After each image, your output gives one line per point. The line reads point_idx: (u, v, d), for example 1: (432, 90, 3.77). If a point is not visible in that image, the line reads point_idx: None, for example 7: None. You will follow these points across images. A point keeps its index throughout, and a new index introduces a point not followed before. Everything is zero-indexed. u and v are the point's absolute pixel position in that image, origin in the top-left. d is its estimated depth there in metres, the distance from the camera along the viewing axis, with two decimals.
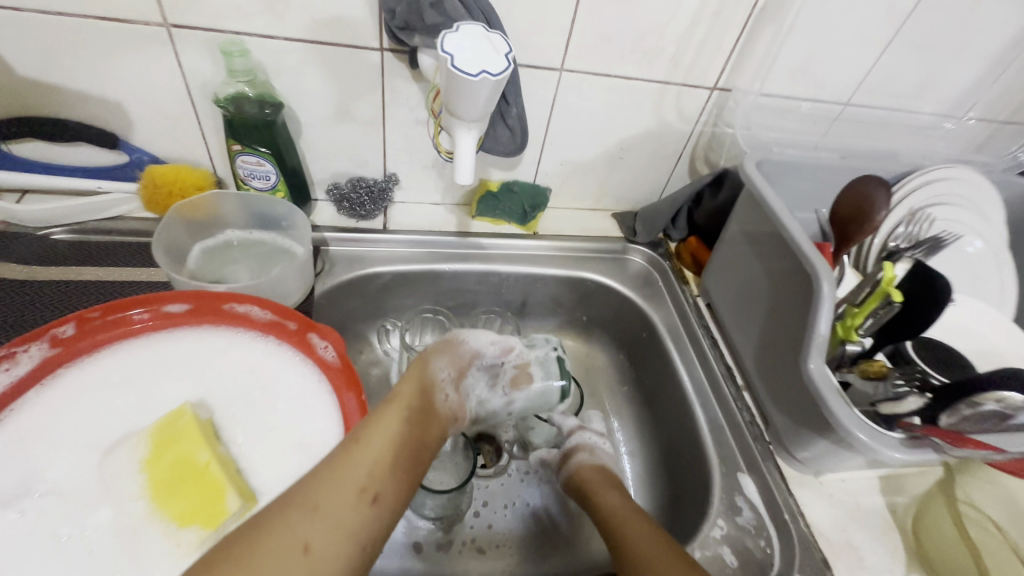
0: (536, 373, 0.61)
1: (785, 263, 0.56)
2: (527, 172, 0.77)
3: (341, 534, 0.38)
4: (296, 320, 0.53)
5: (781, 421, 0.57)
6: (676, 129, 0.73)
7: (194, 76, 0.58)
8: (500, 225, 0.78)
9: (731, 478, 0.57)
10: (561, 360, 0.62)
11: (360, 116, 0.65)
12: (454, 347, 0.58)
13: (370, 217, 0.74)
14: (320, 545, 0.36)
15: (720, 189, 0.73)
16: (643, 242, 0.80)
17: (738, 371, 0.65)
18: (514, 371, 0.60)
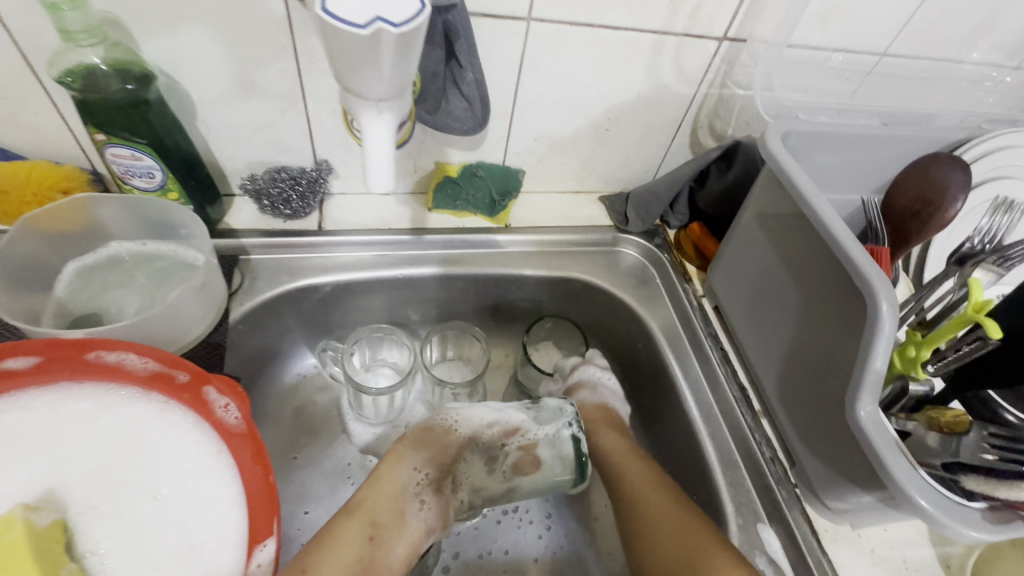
0: (545, 455, 0.50)
1: (825, 270, 0.43)
2: (493, 152, 0.62)
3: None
4: (185, 369, 0.40)
5: (812, 463, 0.46)
6: (675, 93, 0.59)
7: (27, 40, 0.43)
8: (464, 217, 0.64)
9: (749, 531, 0.47)
10: (577, 442, 0.50)
11: (271, 88, 0.50)
12: (435, 437, 0.48)
13: (301, 216, 0.59)
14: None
15: (731, 166, 0.60)
16: (637, 231, 0.67)
17: (753, 392, 0.54)
18: (517, 454, 0.49)
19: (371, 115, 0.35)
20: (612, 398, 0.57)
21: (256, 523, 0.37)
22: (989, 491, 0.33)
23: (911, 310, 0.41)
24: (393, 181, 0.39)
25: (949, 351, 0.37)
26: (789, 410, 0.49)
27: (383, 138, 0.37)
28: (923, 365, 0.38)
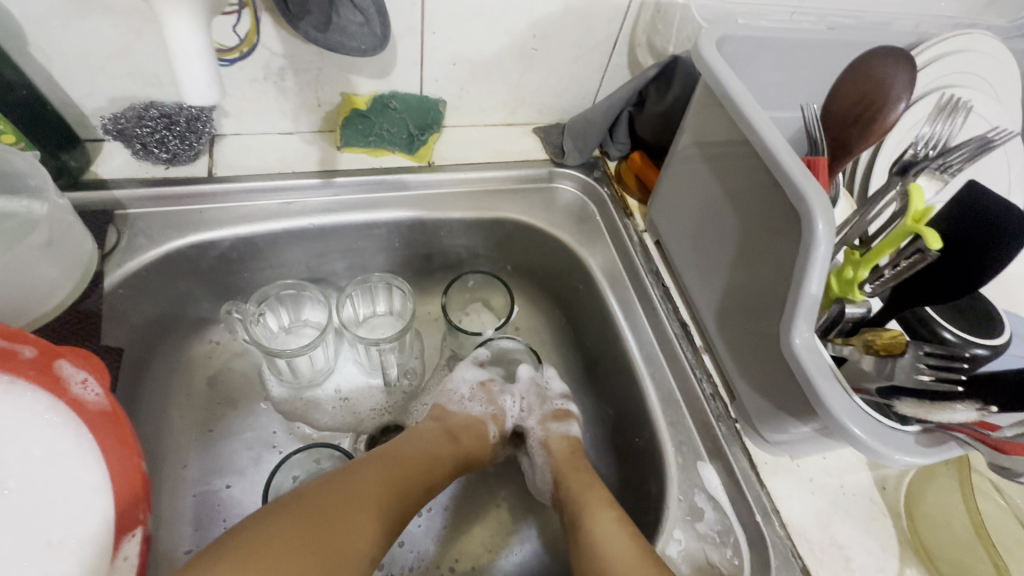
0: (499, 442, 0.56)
1: (758, 191, 0.40)
2: (408, 79, 0.55)
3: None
4: (31, 344, 0.34)
5: (750, 395, 0.44)
6: (606, 3, 0.53)
7: None
8: (381, 157, 0.58)
9: (689, 471, 0.45)
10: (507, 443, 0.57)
11: (113, 2, 0.41)
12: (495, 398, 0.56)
13: (187, 162, 0.52)
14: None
15: (668, 87, 0.54)
16: (574, 164, 0.62)
17: (693, 327, 0.51)
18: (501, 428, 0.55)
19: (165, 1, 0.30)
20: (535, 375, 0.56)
21: (122, 512, 0.33)
22: (924, 414, 0.31)
23: (851, 230, 0.38)
24: (217, 95, 0.34)
25: (888, 268, 0.34)
26: (730, 344, 0.46)
27: (194, 34, 0.32)
28: (860, 286, 0.36)
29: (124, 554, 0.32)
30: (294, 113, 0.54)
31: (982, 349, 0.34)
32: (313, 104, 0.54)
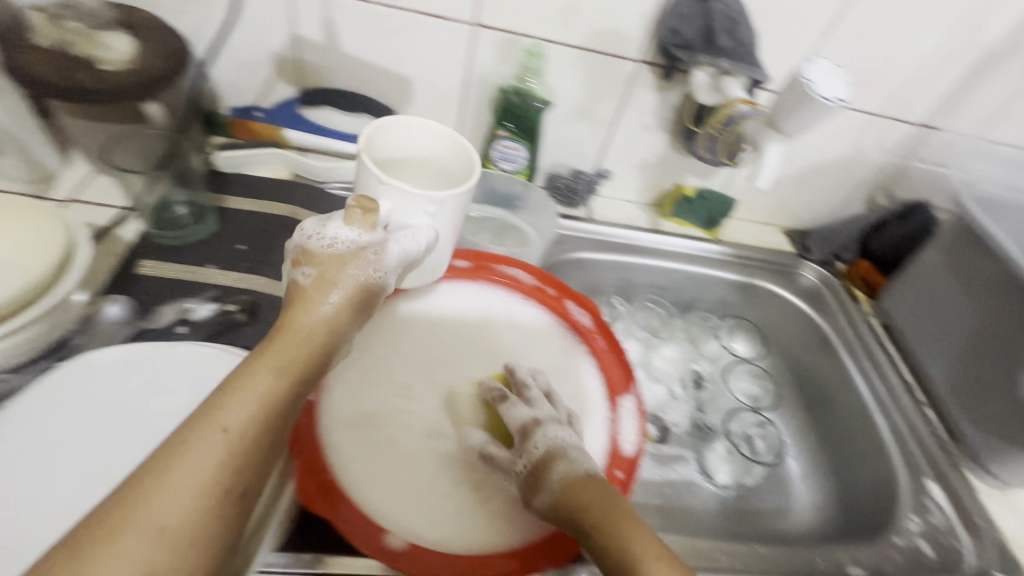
0: (755, 442, 0.74)
1: (1006, 301, 0.60)
2: (719, 181, 0.83)
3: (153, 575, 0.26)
4: (556, 287, 0.62)
5: (973, 435, 0.63)
6: (869, 159, 0.79)
7: (478, 67, 0.67)
8: (686, 228, 0.85)
9: (918, 482, 0.62)
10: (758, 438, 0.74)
11: (597, 115, 0.73)
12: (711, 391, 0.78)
13: (576, 206, 0.82)
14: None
15: (907, 219, 0.78)
16: (816, 259, 0.85)
17: (917, 387, 0.71)
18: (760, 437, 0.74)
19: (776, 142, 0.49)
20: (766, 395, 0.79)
21: (615, 382, 0.56)
22: None
23: None
24: (770, 181, 0.50)
25: None
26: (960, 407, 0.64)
27: (773, 156, 0.50)
28: None
29: (626, 406, 0.54)
30: (641, 190, 0.83)
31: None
32: (655, 187, 0.83)
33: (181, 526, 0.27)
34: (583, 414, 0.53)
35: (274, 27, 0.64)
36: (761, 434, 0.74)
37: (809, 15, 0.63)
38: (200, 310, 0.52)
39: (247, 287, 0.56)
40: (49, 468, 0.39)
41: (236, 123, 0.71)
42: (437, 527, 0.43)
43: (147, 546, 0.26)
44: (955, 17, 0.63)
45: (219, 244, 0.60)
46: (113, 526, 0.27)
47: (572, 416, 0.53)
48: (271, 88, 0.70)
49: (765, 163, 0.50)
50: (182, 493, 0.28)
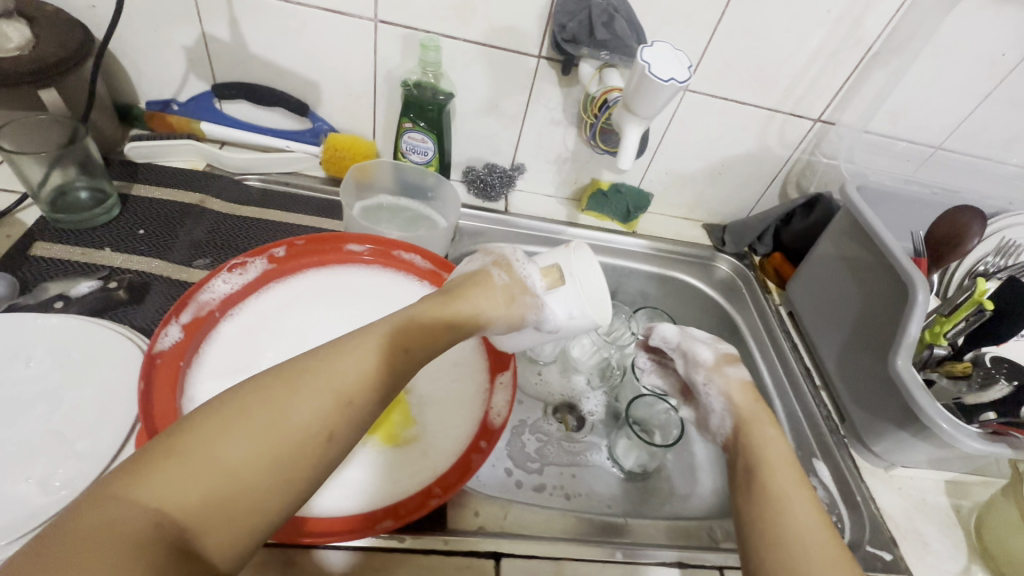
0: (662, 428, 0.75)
1: (882, 283, 0.62)
2: (634, 176, 0.86)
3: (223, 481, 0.30)
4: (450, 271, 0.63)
5: (859, 416, 0.64)
6: (775, 154, 0.82)
7: (384, 63, 0.70)
8: (604, 221, 0.87)
9: (806, 463, 0.63)
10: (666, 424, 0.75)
11: (506, 110, 0.76)
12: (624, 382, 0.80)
13: (494, 199, 0.84)
14: (123, 536, 0.27)
15: (812, 211, 0.80)
16: (731, 252, 0.87)
17: (816, 372, 0.72)
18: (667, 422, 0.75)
19: (632, 125, 0.51)
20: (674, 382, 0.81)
21: (498, 357, 0.56)
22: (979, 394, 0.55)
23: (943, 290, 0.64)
24: (630, 162, 0.53)
25: (966, 322, 0.57)
26: (849, 388, 0.66)
27: (633, 138, 0.52)
28: (944, 336, 0.58)
29: (503, 382, 0.54)
30: (559, 184, 0.86)
31: (1009, 377, 0.55)
32: (572, 181, 0.86)
33: (263, 438, 0.32)
34: (462, 390, 0.54)
35: (182, 22, 0.66)
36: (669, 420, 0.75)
37: (694, 13, 0.66)
38: (81, 288, 0.54)
39: (138, 268, 0.59)
40: None
41: (153, 116, 0.73)
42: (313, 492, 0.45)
43: (234, 451, 0.31)
44: (835, 15, 0.66)
45: (121, 229, 0.62)
46: (213, 430, 0.31)
47: (450, 392, 0.54)
48: (186, 82, 0.72)
49: (625, 144, 0.52)
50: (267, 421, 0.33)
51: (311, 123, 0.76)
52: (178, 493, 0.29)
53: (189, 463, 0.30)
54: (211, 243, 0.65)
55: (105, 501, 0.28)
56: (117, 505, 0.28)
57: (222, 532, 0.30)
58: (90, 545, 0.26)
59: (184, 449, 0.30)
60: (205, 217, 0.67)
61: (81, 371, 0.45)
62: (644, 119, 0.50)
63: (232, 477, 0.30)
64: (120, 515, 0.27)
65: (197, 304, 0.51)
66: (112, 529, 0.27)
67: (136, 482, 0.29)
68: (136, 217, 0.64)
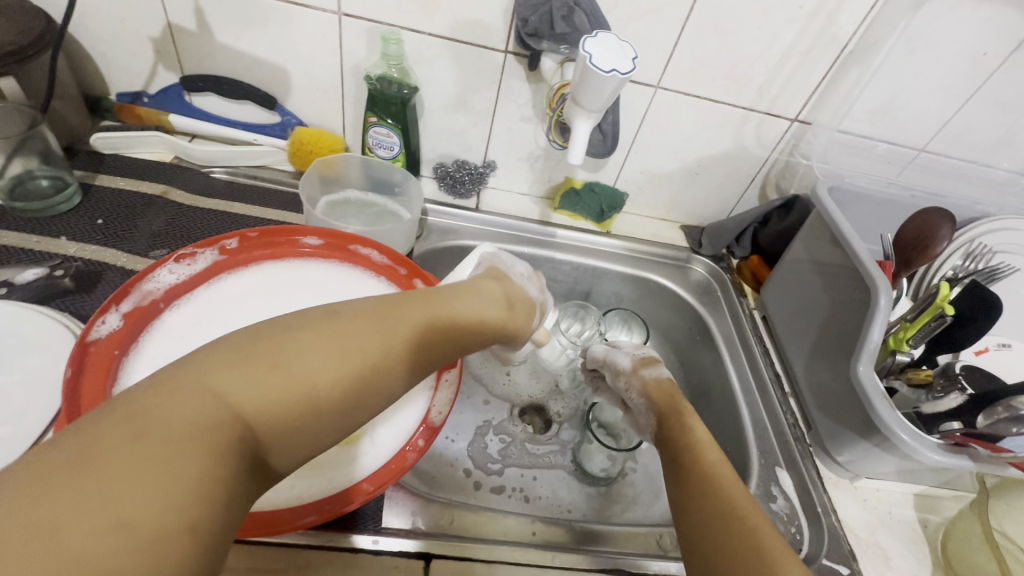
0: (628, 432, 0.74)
1: (848, 286, 0.60)
2: (608, 175, 0.84)
3: (300, 397, 0.30)
4: (407, 266, 0.62)
5: (824, 425, 0.62)
6: (752, 154, 0.80)
7: (350, 56, 0.70)
8: (578, 221, 0.86)
9: (768, 471, 0.61)
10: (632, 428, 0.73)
11: (475, 106, 0.75)
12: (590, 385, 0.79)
13: (465, 197, 0.83)
14: (201, 428, 0.26)
15: (789, 213, 0.78)
16: (708, 254, 0.86)
17: (785, 379, 0.70)
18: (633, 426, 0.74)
19: (582, 119, 0.50)
20: None
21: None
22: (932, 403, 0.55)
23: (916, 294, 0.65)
24: (581, 157, 0.52)
25: (929, 327, 0.55)
26: (815, 395, 0.64)
27: (583, 132, 0.51)
28: (907, 342, 0.58)
29: (448, 379, 0.53)
30: (533, 183, 0.85)
31: (970, 386, 0.55)
32: (546, 180, 0.84)
33: (337, 364, 0.32)
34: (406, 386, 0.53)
35: (148, 14, 0.66)
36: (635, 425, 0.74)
37: (661, 8, 0.65)
38: (26, 275, 0.54)
39: (89, 257, 0.58)
40: None
41: (122, 108, 0.73)
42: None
43: (319, 368, 0.32)
44: (807, 12, 0.65)
45: (78, 218, 0.62)
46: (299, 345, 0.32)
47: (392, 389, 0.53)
48: (155, 74, 0.73)
49: (576, 138, 0.51)
50: (339, 348, 0.33)
51: (280, 117, 0.76)
52: (260, 397, 0.29)
53: (269, 374, 0.30)
54: (169, 233, 0.65)
55: (190, 393, 0.27)
56: (197, 398, 0.27)
57: (286, 446, 0.30)
58: (179, 434, 0.25)
59: (267, 360, 0.30)
60: (166, 208, 0.67)
61: (12, 357, 0.45)
62: (594, 113, 0.49)
63: (312, 395, 0.31)
64: (202, 406, 0.27)
65: (139, 293, 0.51)
66: (199, 421, 0.26)
67: (222, 381, 0.28)
68: (95, 206, 0.64)
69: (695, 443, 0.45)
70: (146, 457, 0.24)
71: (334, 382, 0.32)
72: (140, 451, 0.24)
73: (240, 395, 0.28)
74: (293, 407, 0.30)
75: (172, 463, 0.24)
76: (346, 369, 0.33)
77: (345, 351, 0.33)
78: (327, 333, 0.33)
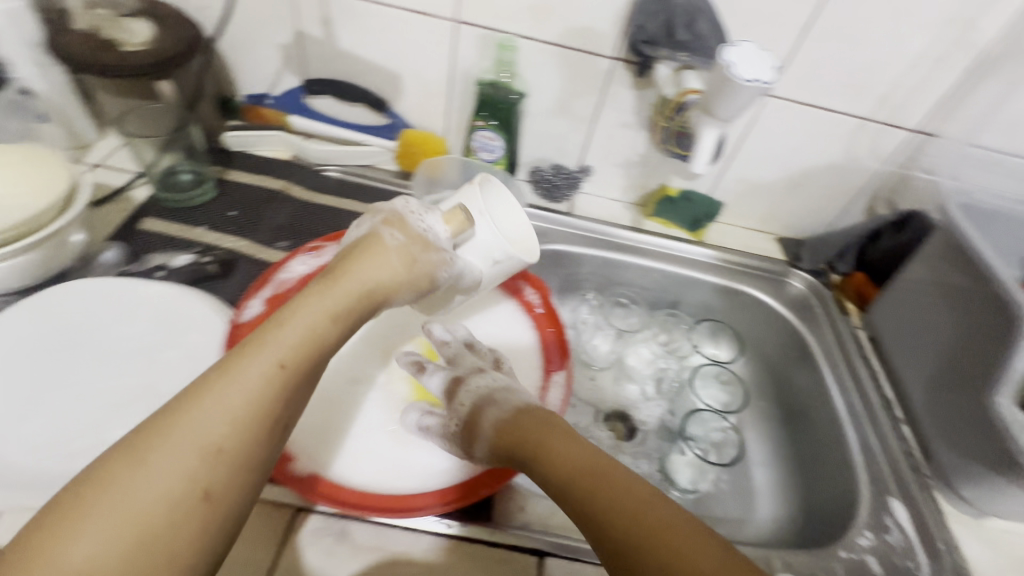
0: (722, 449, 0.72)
1: (983, 310, 0.56)
2: (704, 184, 0.83)
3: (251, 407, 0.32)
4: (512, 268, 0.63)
5: (947, 456, 0.59)
6: (864, 166, 0.76)
7: (461, 62, 0.72)
8: (670, 228, 0.85)
9: (882, 500, 0.58)
10: (725, 443, 0.72)
11: (577, 112, 0.76)
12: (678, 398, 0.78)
13: (559, 201, 0.84)
14: (184, 471, 0.29)
15: (903, 230, 0.75)
16: (807, 268, 0.82)
17: (897, 404, 0.67)
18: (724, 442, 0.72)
19: (710, 129, 0.50)
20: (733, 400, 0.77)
21: (553, 355, 0.58)
22: None
23: None
24: (704, 166, 0.52)
25: None
26: (936, 424, 0.61)
27: (709, 141, 0.51)
28: None
29: (557, 382, 0.55)
30: (626, 189, 0.85)
31: None
32: (639, 186, 0.84)
33: (262, 376, 0.33)
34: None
35: (281, 22, 0.71)
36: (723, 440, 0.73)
37: (783, 14, 0.63)
38: (179, 260, 0.59)
39: (227, 246, 0.63)
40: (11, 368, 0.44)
41: (248, 108, 0.79)
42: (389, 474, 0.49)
43: (212, 407, 0.31)
44: (944, 17, 0.61)
45: (215, 210, 0.68)
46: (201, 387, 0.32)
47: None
48: (280, 78, 0.78)
49: (700, 146, 0.51)
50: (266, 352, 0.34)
51: (389, 120, 0.80)
52: (199, 435, 0.30)
53: (212, 399, 0.31)
54: (292, 227, 0.69)
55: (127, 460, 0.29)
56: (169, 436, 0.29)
57: (228, 478, 0.30)
58: (148, 503, 0.27)
59: (207, 388, 0.32)
60: (289, 203, 0.72)
61: (176, 332, 0.49)
62: (724, 122, 0.49)
63: (211, 431, 0.30)
64: (173, 450, 0.29)
65: (277, 282, 0.55)
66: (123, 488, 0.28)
67: (142, 440, 0.30)
68: (230, 200, 0.70)
69: (569, 459, 0.39)
70: (150, 517, 0.27)
71: (264, 394, 0.33)
72: (142, 511, 0.27)
73: (197, 425, 0.30)
74: (241, 425, 0.31)
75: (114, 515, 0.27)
76: (249, 387, 0.32)
77: (269, 359, 0.34)
78: (243, 349, 0.34)
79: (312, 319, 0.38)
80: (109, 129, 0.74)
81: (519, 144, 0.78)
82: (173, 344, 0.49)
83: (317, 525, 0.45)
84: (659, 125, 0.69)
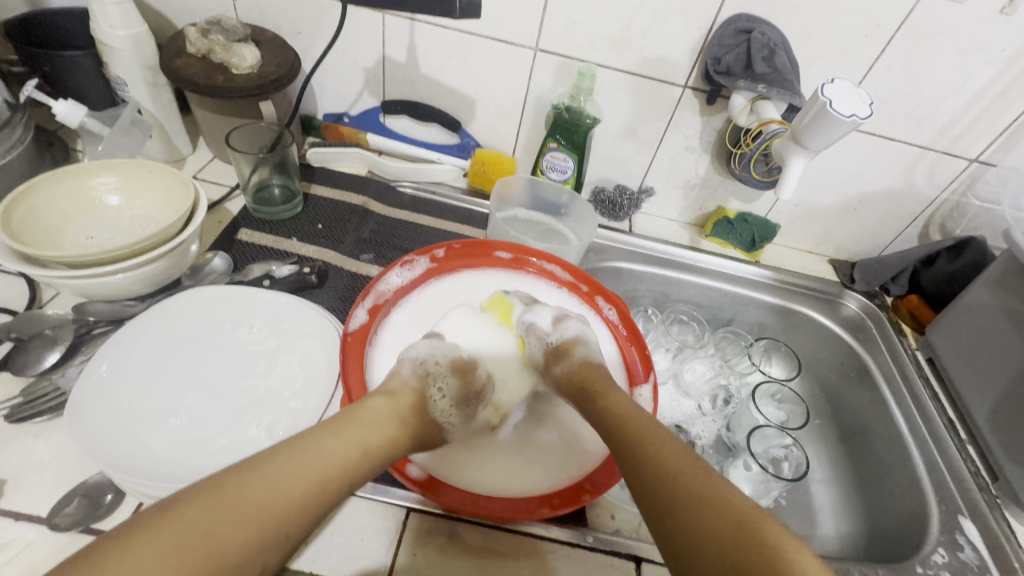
0: (784, 467, 0.72)
1: None
2: (761, 207, 0.86)
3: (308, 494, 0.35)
4: (588, 283, 0.65)
5: (1018, 477, 0.61)
6: (920, 193, 0.79)
7: (537, 87, 0.76)
8: (726, 248, 0.87)
9: (953, 518, 0.60)
10: (789, 462, 0.72)
11: (643, 136, 0.79)
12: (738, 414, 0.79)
13: (620, 220, 0.87)
14: (249, 532, 0.32)
15: (960, 254, 0.77)
16: (861, 290, 0.84)
17: (961, 424, 0.69)
18: (788, 461, 0.72)
19: (799, 157, 0.54)
20: (791, 417, 0.78)
21: (634, 371, 0.60)
22: None
23: None
24: (791, 193, 0.56)
25: None
26: (1005, 446, 0.63)
27: (796, 169, 0.55)
28: None
29: (642, 395, 0.58)
30: (683, 210, 0.88)
31: None
32: (697, 208, 0.87)
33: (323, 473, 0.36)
34: None
35: (367, 48, 0.76)
36: (786, 458, 0.73)
37: (852, 48, 0.66)
38: (282, 270, 0.63)
39: (321, 258, 0.67)
40: (149, 370, 0.48)
41: (327, 127, 0.83)
42: (491, 479, 0.50)
43: (287, 475, 0.35)
44: (1009, 54, 0.64)
45: (304, 223, 0.72)
46: (286, 454, 0.36)
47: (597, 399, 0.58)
48: (360, 99, 0.82)
49: (788, 174, 0.55)
50: (337, 451, 0.38)
51: (460, 139, 0.83)
52: (262, 495, 0.33)
53: (291, 465, 0.36)
54: (375, 240, 0.72)
55: (212, 496, 0.32)
56: (244, 494, 0.33)
57: (269, 549, 0.33)
58: (212, 541, 0.31)
59: (291, 454, 0.36)
60: (370, 217, 0.75)
61: (289, 338, 0.53)
62: (815, 152, 0.53)
63: (283, 501, 0.34)
64: (241, 513, 0.32)
65: (376, 293, 0.58)
66: (206, 522, 0.31)
67: (229, 478, 0.33)
68: (316, 213, 0.74)
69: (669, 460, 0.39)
70: (217, 552, 0.31)
71: (330, 479, 0.37)
72: (205, 550, 0.30)
73: (274, 483, 0.34)
74: (297, 511, 0.34)
75: (185, 538, 0.30)
76: (321, 471, 0.37)
77: (330, 460, 0.37)
78: (323, 437, 0.38)
79: (378, 431, 0.42)
80: (201, 144, 0.78)
81: (586, 165, 0.82)
82: (291, 351, 0.52)
83: (429, 525, 0.47)
84: (738, 154, 0.73)
